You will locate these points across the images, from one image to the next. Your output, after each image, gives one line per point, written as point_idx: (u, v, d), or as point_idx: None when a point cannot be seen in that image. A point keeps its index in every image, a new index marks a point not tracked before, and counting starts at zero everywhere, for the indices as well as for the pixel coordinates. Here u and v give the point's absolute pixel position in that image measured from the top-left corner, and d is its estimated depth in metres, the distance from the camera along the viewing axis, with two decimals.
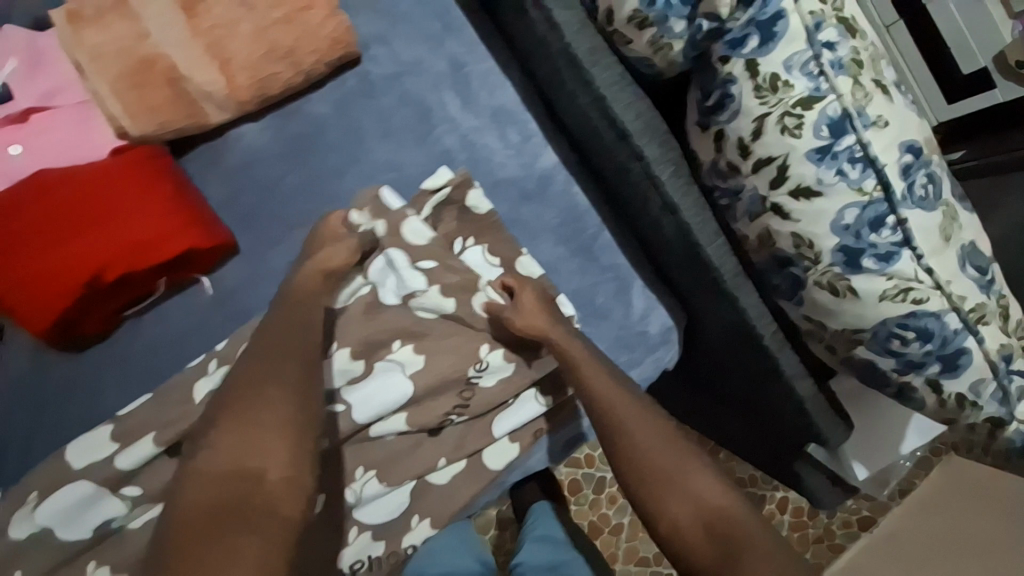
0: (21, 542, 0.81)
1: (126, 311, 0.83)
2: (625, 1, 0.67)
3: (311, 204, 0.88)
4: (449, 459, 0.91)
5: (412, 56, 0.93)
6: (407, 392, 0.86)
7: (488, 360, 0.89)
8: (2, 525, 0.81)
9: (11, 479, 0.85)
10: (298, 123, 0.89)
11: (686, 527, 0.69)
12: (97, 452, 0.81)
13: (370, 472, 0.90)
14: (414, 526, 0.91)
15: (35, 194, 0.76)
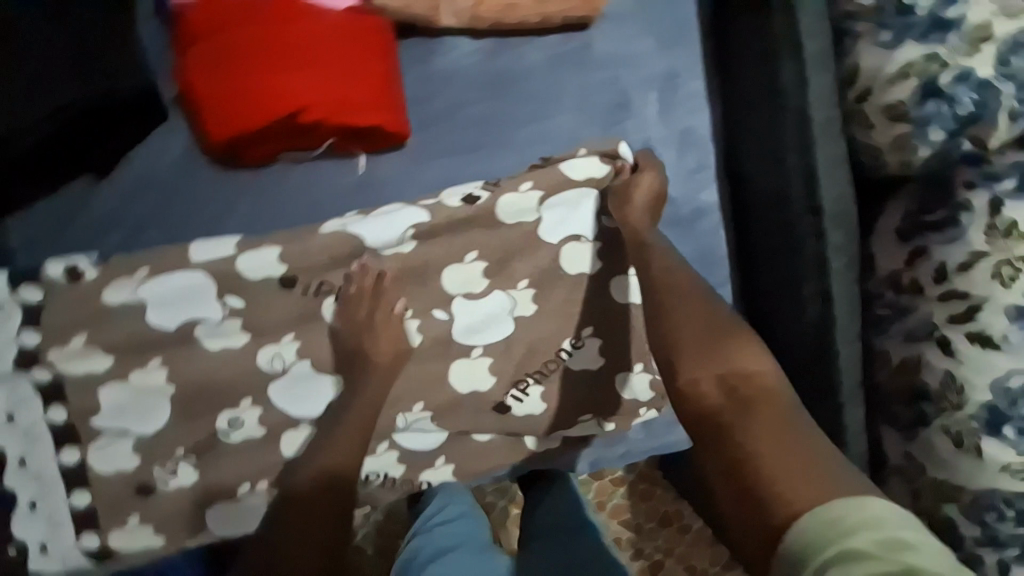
0: (112, 307, 0.83)
1: (284, 153, 0.86)
2: (889, 91, 0.70)
3: (490, 136, 0.92)
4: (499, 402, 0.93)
5: (636, 45, 0.93)
6: (507, 329, 0.92)
7: (585, 341, 0.94)
8: (100, 284, 0.83)
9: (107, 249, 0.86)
10: (510, 58, 0.92)
11: (706, 384, 0.71)
12: (220, 249, 0.85)
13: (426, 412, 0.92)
14: (437, 465, 0.94)
15: (270, 15, 0.79)
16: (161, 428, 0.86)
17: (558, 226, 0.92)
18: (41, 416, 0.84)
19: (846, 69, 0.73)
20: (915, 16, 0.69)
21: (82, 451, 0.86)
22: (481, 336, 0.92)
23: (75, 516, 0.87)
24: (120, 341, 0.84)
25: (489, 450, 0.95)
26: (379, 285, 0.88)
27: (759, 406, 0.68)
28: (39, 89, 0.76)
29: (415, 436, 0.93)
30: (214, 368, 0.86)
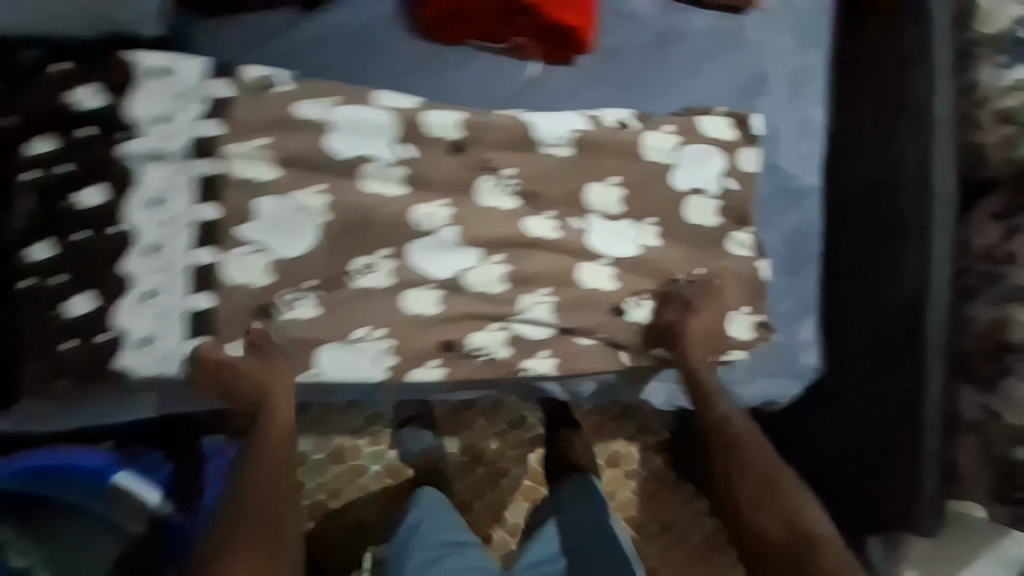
0: (295, 119, 0.83)
1: (472, 40, 0.93)
2: (1000, 102, 0.91)
3: (647, 78, 1.01)
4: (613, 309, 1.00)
5: (781, 38, 1.06)
6: (632, 254, 1.00)
7: (700, 276, 1.03)
8: (294, 97, 0.83)
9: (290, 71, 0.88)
10: (676, 17, 1.02)
11: (773, 534, 0.89)
12: (399, 101, 0.87)
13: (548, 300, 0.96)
14: (539, 355, 0.99)
15: None
16: (305, 253, 0.87)
17: (692, 174, 1.00)
18: (189, 207, 0.82)
19: (964, 80, 0.94)
20: None
21: (217, 256, 0.84)
22: (605, 247, 0.99)
23: (190, 319, 0.84)
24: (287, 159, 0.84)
25: (592, 357, 1.01)
26: (533, 175, 0.94)
27: (814, 552, 0.86)
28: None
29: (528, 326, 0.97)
30: (372, 207, 0.87)
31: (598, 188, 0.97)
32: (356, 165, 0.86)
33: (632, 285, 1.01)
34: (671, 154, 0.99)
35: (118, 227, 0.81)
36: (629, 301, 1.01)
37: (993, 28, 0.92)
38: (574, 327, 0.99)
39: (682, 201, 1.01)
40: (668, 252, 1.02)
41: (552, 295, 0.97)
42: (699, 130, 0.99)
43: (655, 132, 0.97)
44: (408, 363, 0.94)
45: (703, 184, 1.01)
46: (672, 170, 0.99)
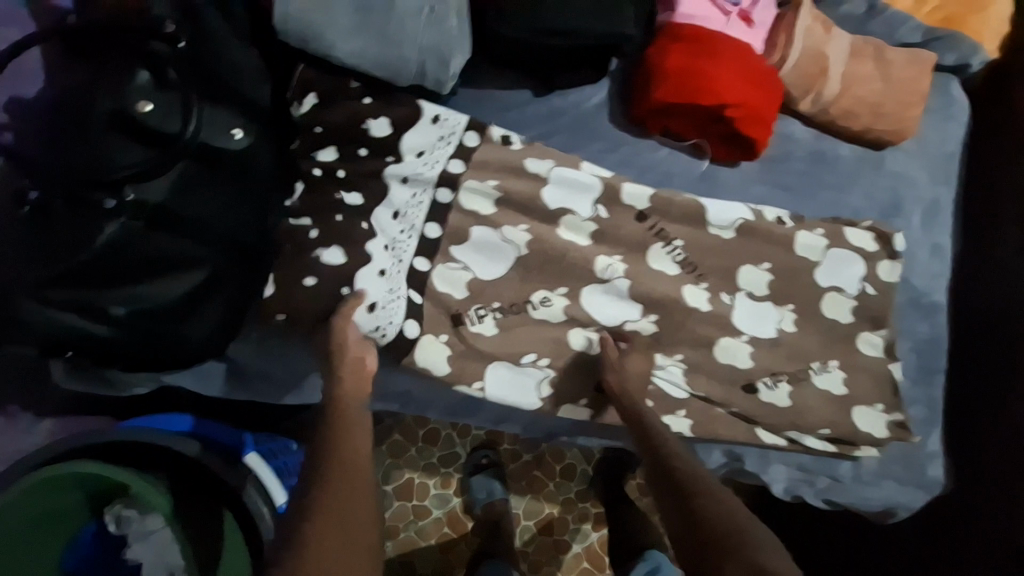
0: (522, 170, 1.02)
1: (659, 134, 1.12)
2: None
3: (796, 187, 1.19)
4: (749, 385, 1.05)
5: (917, 175, 1.22)
6: (770, 334, 1.06)
7: (830, 367, 1.07)
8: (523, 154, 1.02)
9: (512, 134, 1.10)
10: (828, 145, 1.21)
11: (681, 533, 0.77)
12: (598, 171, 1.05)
13: (681, 363, 1.04)
14: (677, 414, 1.02)
15: (734, 51, 1.05)
16: (501, 278, 1.00)
17: (837, 272, 1.09)
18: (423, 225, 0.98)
19: None
20: None
21: (430, 266, 0.98)
22: (750, 327, 1.06)
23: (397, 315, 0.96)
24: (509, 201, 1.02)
25: (728, 428, 1.03)
26: (697, 248, 1.06)
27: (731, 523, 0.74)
28: (574, 16, 0.98)
29: (667, 383, 1.03)
30: (562, 249, 1.01)
31: (745, 270, 1.07)
32: (557, 214, 1.02)
33: (772, 364, 1.05)
34: (820, 253, 1.09)
35: (368, 224, 0.97)
36: (766, 381, 1.05)
37: None
38: (712, 393, 1.04)
39: (822, 295, 1.09)
40: (810, 340, 1.07)
41: (682, 360, 1.04)
42: (852, 237, 1.10)
43: (811, 231, 1.09)
44: (560, 396, 1.01)
45: (845, 283, 1.09)
46: (818, 265, 1.09)
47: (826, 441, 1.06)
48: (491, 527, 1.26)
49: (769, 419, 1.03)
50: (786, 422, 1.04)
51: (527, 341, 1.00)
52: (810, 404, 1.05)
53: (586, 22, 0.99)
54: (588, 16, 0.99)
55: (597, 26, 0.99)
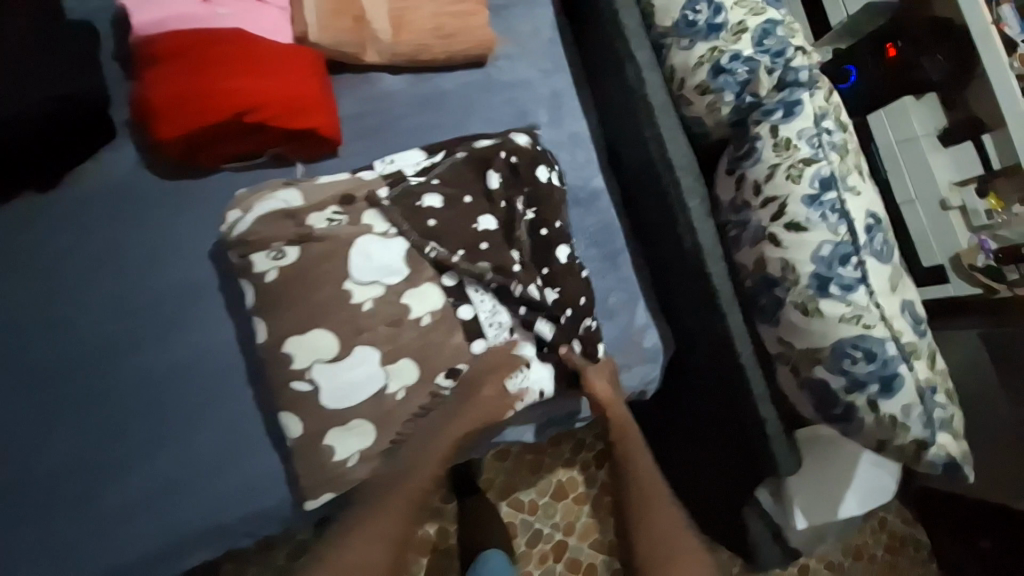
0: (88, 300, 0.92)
1: (229, 162, 0.98)
2: (695, 75, 0.95)
3: (416, 144, 1.10)
4: (445, 374, 0.96)
5: (525, 75, 1.17)
6: (439, 305, 0.97)
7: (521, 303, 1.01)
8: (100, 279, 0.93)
9: (59, 250, 0.93)
10: (428, 86, 1.13)
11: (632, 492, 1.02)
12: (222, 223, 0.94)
13: (365, 381, 0.91)
14: (392, 447, 0.95)
15: (231, 43, 0.92)
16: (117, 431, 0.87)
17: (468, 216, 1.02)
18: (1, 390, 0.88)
19: (665, 69, 1.00)
20: (699, 24, 0.94)
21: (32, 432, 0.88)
22: (420, 310, 0.96)
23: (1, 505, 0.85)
24: (104, 320, 0.92)
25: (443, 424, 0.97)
26: (305, 275, 0.91)
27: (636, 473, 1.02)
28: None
29: (351, 433, 0.92)
30: None
31: (379, 271, 0.94)
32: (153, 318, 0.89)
33: (448, 343, 0.96)
34: (440, 207, 1.00)
35: None
36: (447, 373, 0.96)
37: (670, 18, 0.97)
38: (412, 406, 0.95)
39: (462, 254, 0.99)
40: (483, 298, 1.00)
41: (367, 371, 0.92)
42: (469, 175, 1.04)
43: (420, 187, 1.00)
44: (268, 487, 0.93)
45: (483, 224, 1.03)
46: (444, 224, 1.00)
47: (529, 391, 1.01)
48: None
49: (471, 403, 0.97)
50: (488, 396, 0.97)
51: (201, 451, 0.91)
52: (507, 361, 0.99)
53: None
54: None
55: (11, 108, 0.84)
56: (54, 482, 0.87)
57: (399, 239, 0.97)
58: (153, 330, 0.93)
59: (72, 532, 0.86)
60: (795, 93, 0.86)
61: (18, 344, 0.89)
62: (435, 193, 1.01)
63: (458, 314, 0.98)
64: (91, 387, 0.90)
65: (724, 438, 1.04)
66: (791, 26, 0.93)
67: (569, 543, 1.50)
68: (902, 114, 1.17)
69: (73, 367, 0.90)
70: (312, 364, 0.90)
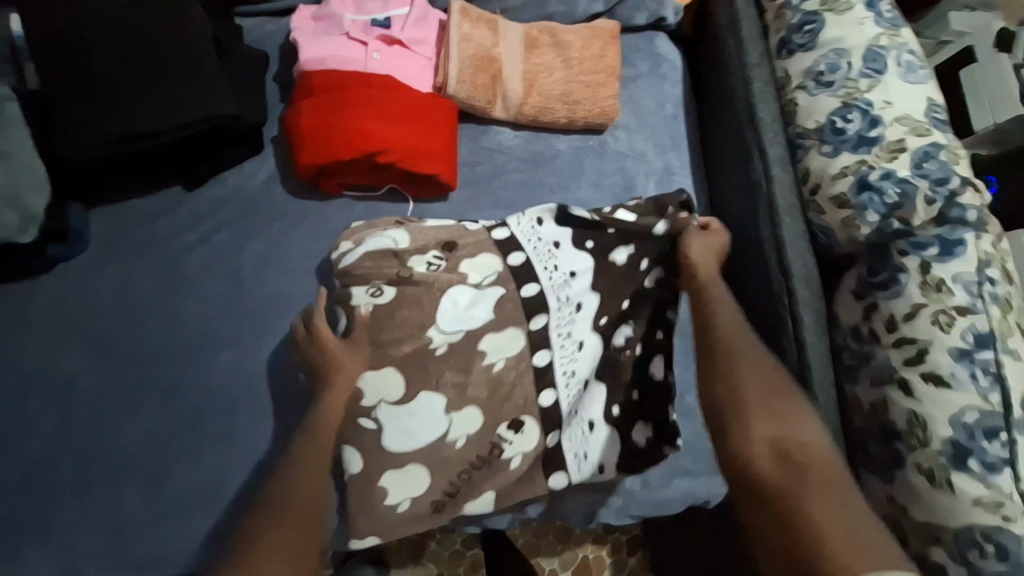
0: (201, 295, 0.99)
1: (349, 191, 1.05)
2: (833, 185, 0.88)
3: (520, 198, 1.11)
4: (508, 433, 0.92)
5: (640, 149, 1.16)
6: (515, 358, 0.94)
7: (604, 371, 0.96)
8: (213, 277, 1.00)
9: (185, 244, 1.01)
10: (542, 145, 1.14)
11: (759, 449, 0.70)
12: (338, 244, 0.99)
13: (428, 423, 0.90)
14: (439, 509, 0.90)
15: (379, 86, 0.99)
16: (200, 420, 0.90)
17: (572, 259, 1.00)
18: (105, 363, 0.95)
19: (799, 170, 0.94)
20: (847, 135, 0.89)
21: (121, 408, 0.94)
22: (494, 361, 0.94)
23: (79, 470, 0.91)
24: (206, 314, 0.98)
25: (499, 482, 0.91)
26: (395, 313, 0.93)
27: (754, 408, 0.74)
28: (152, 114, 0.92)
29: (406, 479, 0.89)
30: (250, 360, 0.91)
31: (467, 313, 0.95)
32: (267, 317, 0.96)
33: (515, 406, 0.93)
34: (541, 251, 1.00)
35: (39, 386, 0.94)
36: (510, 425, 0.93)
37: (813, 121, 0.93)
38: (467, 463, 0.91)
39: (563, 296, 0.97)
40: (564, 341, 0.96)
41: (433, 413, 0.91)
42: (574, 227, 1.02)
43: (528, 232, 1.01)
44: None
45: (580, 270, 0.99)
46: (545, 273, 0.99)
47: (591, 477, 0.93)
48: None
49: (525, 472, 0.92)
50: (544, 467, 0.92)
51: (256, 458, 0.93)
52: (570, 419, 0.94)
53: (169, 116, 0.92)
54: (169, 108, 0.92)
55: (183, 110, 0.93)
56: (129, 458, 0.92)
57: (492, 287, 0.98)
58: (246, 333, 0.98)
59: (131, 511, 0.90)
60: (957, 231, 0.78)
61: (131, 322, 0.97)
62: (546, 237, 1.01)
63: (536, 359, 0.95)
64: (180, 374, 0.96)
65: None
66: (957, 153, 0.84)
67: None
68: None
69: (170, 353, 0.96)
70: (378, 403, 0.90)
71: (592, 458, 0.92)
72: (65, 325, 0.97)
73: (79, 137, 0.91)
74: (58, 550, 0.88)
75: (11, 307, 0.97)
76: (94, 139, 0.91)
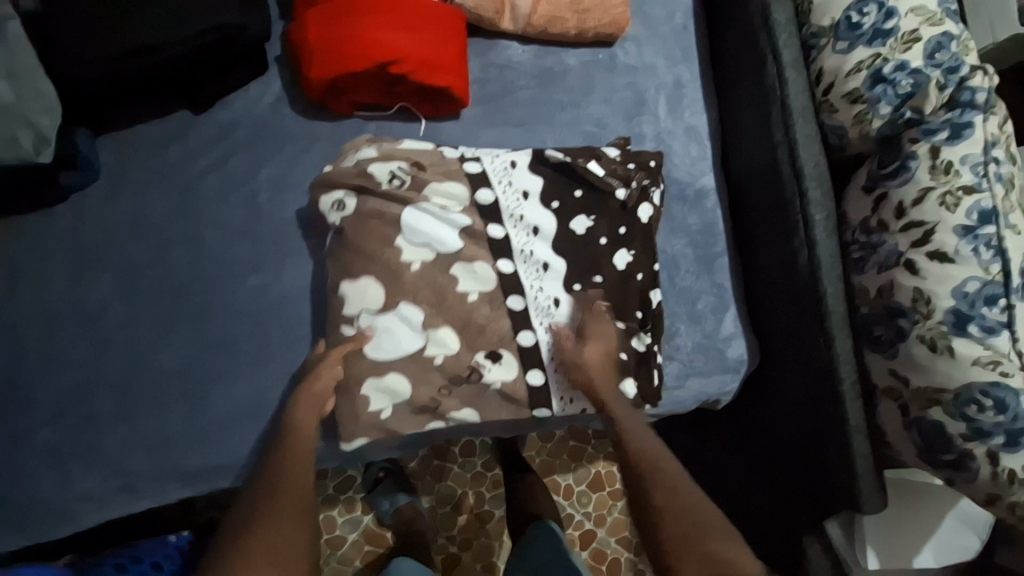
0: (216, 223, 0.98)
1: (358, 111, 1.02)
2: (848, 82, 0.90)
3: (532, 115, 1.09)
4: (493, 357, 0.93)
5: (651, 62, 1.14)
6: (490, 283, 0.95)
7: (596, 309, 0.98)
8: (227, 205, 0.99)
9: (195, 169, 0.99)
10: (552, 60, 1.12)
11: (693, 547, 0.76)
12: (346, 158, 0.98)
13: (397, 334, 0.91)
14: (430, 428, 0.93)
15: None
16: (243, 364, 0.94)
17: (536, 213, 0.99)
18: (129, 291, 0.95)
19: (812, 71, 0.95)
20: (862, 29, 0.89)
21: (148, 337, 0.94)
22: (471, 285, 0.95)
23: (114, 395, 0.91)
24: (227, 240, 0.97)
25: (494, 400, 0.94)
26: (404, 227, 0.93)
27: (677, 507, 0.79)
28: (151, 28, 0.88)
29: (385, 389, 0.91)
30: (292, 290, 0.97)
31: (476, 227, 0.96)
32: (292, 244, 0.99)
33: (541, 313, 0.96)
34: (509, 197, 0.99)
35: (67, 314, 0.93)
36: (491, 353, 0.94)
37: (828, 18, 0.92)
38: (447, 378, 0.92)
39: (529, 251, 0.98)
40: (536, 294, 0.97)
41: (405, 324, 0.92)
42: (546, 179, 1.01)
43: (500, 171, 1.00)
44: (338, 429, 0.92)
45: (544, 226, 0.99)
46: (511, 221, 0.98)
47: (572, 405, 0.96)
48: (405, 532, 1.25)
49: (507, 389, 0.93)
50: (530, 391, 0.94)
51: (289, 378, 0.94)
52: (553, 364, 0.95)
53: (174, 27, 0.88)
54: (175, 20, 0.89)
55: (185, 27, 0.89)
56: (164, 380, 0.93)
57: (457, 217, 0.96)
58: (271, 257, 0.98)
59: (173, 430, 0.91)
60: (967, 115, 0.81)
61: (151, 250, 0.96)
62: (516, 184, 0.99)
63: (513, 303, 0.95)
64: (208, 298, 0.96)
65: (802, 457, 1.01)
66: (968, 44, 0.86)
67: (598, 534, 1.43)
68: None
69: (197, 277, 0.96)
70: (361, 313, 0.91)
71: (577, 402, 0.96)
72: (87, 255, 0.95)
73: (81, 59, 0.88)
74: (109, 469, 0.90)
75: (24, 239, 0.95)
76: (94, 55, 0.88)
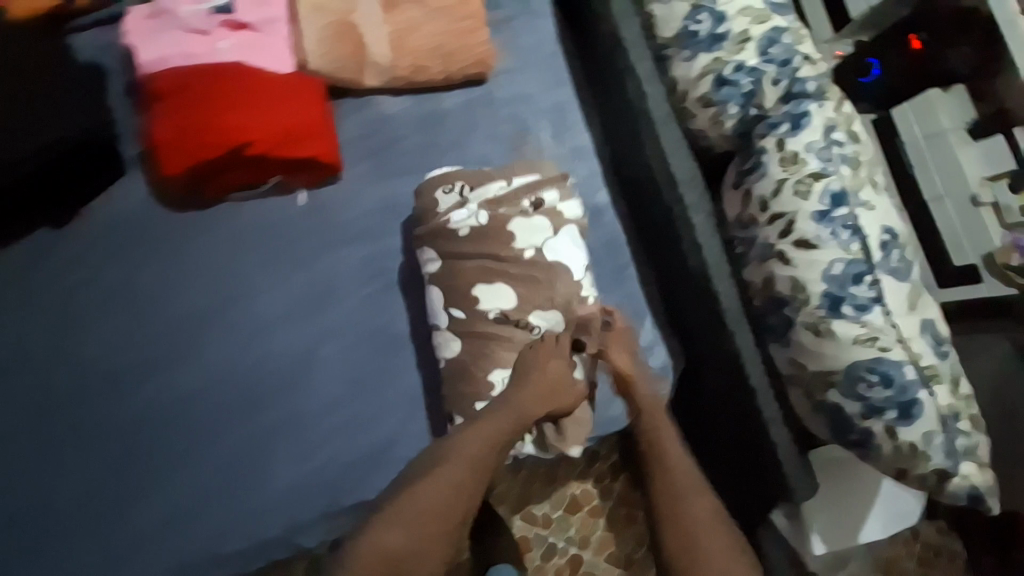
0: (105, 334, 0.95)
1: (234, 193, 1.01)
2: (697, 87, 0.92)
3: (415, 164, 1.09)
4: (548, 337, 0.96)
5: (526, 91, 1.16)
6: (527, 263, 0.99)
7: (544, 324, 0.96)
8: (115, 313, 0.96)
9: (76, 283, 0.97)
10: (427, 107, 1.13)
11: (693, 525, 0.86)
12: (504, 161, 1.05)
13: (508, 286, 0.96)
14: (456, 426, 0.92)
15: (238, 78, 0.95)
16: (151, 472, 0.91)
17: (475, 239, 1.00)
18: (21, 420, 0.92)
19: (667, 79, 0.97)
20: (700, 36, 0.92)
21: (46, 465, 0.90)
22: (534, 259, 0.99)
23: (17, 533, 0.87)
24: (117, 349, 0.95)
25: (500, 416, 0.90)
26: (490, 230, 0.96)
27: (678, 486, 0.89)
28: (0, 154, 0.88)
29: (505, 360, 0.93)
30: (193, 386, 0.94)
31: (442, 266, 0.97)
32: (187, 339, 0.96)
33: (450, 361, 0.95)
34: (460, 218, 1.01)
35: None
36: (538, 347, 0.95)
37: (671, 29, 0.95)
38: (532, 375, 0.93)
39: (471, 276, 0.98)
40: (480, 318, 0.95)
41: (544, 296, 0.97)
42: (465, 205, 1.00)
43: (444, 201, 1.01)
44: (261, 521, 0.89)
45: None
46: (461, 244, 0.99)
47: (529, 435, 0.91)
48: None
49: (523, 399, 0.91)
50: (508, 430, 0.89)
51: (200, 478, 0.91)
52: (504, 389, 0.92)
53: (16, 149, 0.89)
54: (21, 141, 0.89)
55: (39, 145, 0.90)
56: (68, 508, 0.89)
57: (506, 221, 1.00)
58: (167, 358, 0.95)
59: (85, 559, 0.87)
60: (802, 104, 0.84)
61: (38, 375, 0.93)
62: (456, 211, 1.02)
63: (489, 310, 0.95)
64: (106, 412, 0.93)
65: (738, 452, 1.00)
66: (797, 35, 0.90)
67: (585, 557, 1.37)
68: (925, 106, 1.05)
69: (90, 394, 0.93)
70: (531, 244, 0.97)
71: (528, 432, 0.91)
72: None
73: None
74: None
75: None
76: None
